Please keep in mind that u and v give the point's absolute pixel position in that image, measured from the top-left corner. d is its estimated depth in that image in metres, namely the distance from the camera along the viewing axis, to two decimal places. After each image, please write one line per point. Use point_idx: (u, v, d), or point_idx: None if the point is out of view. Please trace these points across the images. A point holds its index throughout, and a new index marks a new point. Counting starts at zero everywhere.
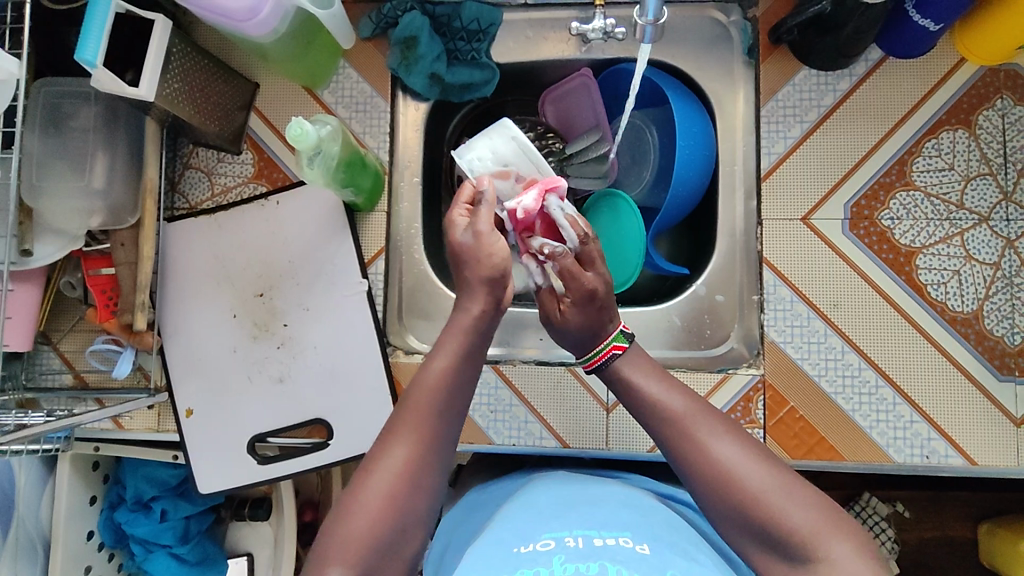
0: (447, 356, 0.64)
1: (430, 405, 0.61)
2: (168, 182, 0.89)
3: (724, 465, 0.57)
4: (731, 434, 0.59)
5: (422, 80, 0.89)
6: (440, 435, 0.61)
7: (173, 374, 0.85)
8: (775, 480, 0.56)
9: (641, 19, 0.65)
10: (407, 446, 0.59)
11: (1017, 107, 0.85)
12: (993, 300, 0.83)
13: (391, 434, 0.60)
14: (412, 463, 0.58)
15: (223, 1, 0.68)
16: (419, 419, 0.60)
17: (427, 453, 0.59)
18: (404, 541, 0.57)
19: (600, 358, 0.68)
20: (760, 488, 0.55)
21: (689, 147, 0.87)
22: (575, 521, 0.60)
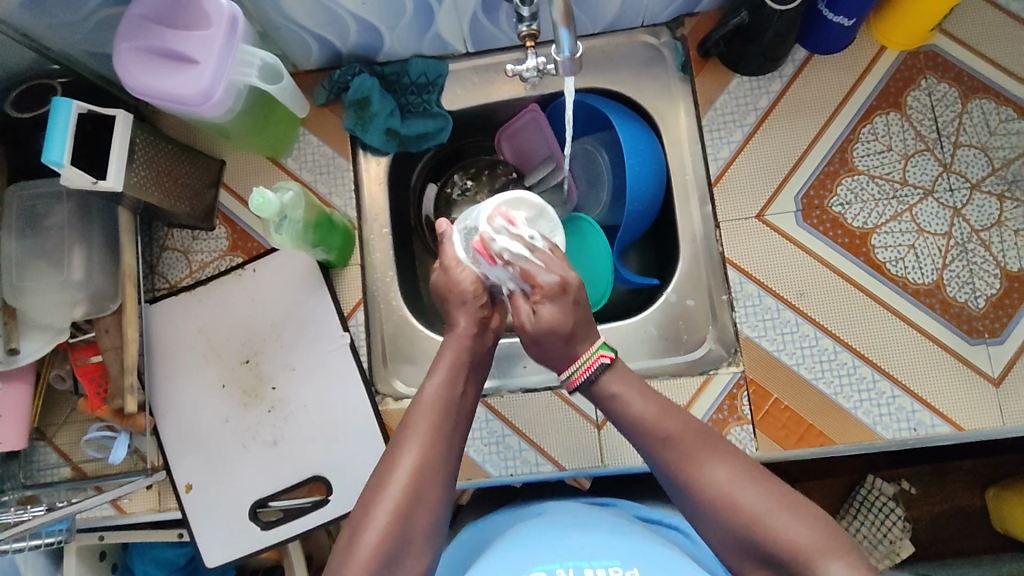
0: (443, 373, 0.68)
1: (433, 417, 0.64)
2: (147, 265, 0.92)
3: (719, 485, 0.60)
4: (725, 457, 0.62)
5: (379, 136, 0.93)
6: (445, 441, 0.64)
7: (169, 451, 0.87)
8: (767, 501, 0.59)
9: (558, 55, 0.65)
10: (417, 454, 0.62)
11: (941, 85, 0.89)
12: (951, 268, 0.86)
13: (400, 445, 0.63)
14: (422, 461, 0.62)
15: (177, 90, 0.71)
16: (431, 426, 0.64)
17: (435, 459, 0.63)
18: (409, 544, 0.59)
19: (585, 370, 0.67)
20: (753, 509, 0.59)
21: (639, 163, 0.91)
22: (565, 549, 0.61)
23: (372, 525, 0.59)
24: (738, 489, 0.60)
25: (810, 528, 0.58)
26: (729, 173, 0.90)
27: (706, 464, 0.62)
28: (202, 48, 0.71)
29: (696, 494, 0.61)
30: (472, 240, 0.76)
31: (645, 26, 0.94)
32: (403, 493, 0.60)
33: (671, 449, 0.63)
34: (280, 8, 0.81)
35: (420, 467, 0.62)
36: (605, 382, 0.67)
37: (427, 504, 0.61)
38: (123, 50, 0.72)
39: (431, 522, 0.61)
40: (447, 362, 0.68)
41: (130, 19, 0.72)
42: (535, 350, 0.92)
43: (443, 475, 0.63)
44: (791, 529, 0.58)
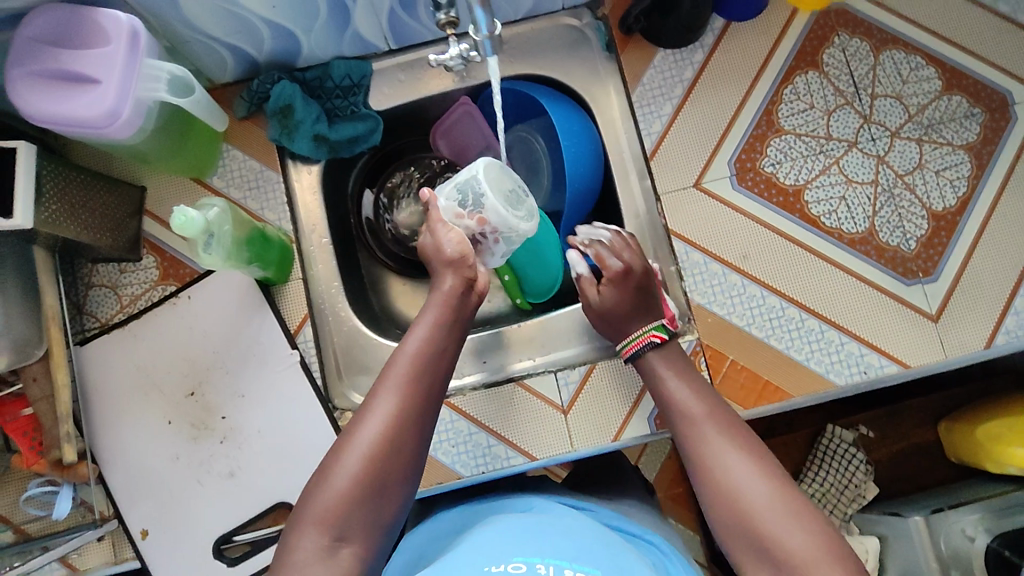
0: (428, 327, 0.69)
1: (414, 366, 0.65)
2: (73, 305, 0.87)
3: (734, 482, 0.62)
4: (752, 460, 0.64)
5: (306, 143, 0.90)
6: (425, 390, 0.65)
7: (119, 499, 0.82)
8: (779, 508, 0.60)
9: (478, 32, 0.65)
10: (395, 399, 0.63)
11: (853, 40, 0.92)
12: (882, 214, 0.88)
13: (378, 392, 0.64)
14: (398, 409, 0.63)
15: (80, 111, 0.67)
16: (408, 375, 0.65)
17: (413, 406, 0.64)
18: (378, 487, 0.61)
19: (637, 343, 0.79)
20: (757, 507, 0.60)
21: (573, 144, 0.92)
22: (545, 546, 0.59)
23: (342, 468, 0.60)
24: (753, 489, 0.61)
25: (808, 527, 0.58)
26: (664, 146, 0.91)
27: (728, 458, 0.64)
28: (108, 68, 0.67)
29: (713, 488, 0.63)
30: (469, 196, 0.83)
31: (566, 9, 0.94)
32: (376, 437, 0.61)
33: (697, 444, 0.67)
34: (186, 20, 0.77)
35: (397, 414, 0.63)
36: (650, 357, 0.78)
37: (399, 449, 0.62)
38: (17, 76, 0.66)
39: (403, 470, 0.62)
40: (431, 316, 0.70)
41: (18, 41, 0.66)
42: (493, 345, 0.91)
43: (419, 424, 0.64)
44: (792, 536, 0.58)
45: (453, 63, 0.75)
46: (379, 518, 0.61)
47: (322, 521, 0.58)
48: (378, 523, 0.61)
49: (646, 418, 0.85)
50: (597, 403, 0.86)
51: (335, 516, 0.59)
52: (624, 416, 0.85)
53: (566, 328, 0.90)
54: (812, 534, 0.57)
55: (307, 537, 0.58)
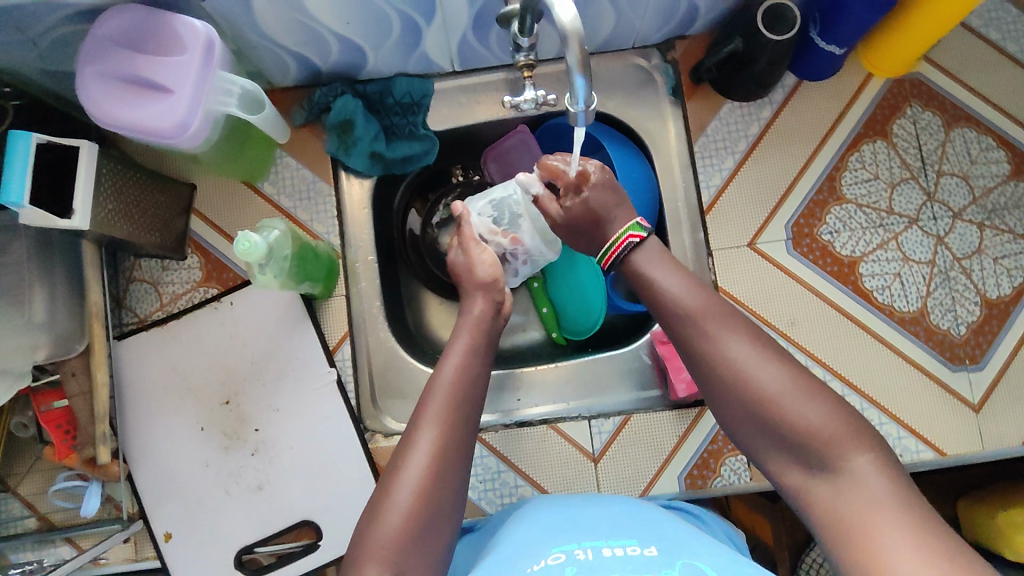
0: (459, 355, 0.69)
1: (451, 395, 0.65)
2: (113, 299, 0.87)
3: (738, 365, 0.62)
4: (744, 334, 0.64)
5: (363, 160, 0.89)
6: (463, 418, 0.65)
7: (146, 500, 0.82)
8: (787, 381, 0.60)
9: (574, 104, 0.57)
10: (436, 430, 0.63)
11: (926, 113, 0.90)
12: (935, 296, 0.88)
13: (418, 424, 0.64)
14: (442, 440, 0.62)
15: (149, 121, 0.66)
16: (447, 404, 0.65)
17: (454, 436, 0.64)
18: (430, 521, 0.59)
19: (615, 247, 0.73)
20: (773, 393, 0.60)
21: (633, 192, 0.90)
22: (581, 533, 0.62)
23: (393, 502, 0.59)
24: (756, 363, 0.62)
25: (833, 416, 0.58)
26: (722, 201, 0.89)
27: (722, 332, 0.64)
28: (181, 77, 0.66)
29: (718, 369, 0.63)
30: (502, 215, 0.90)
31: (636, 48, 0.93)
32: (425, 470, 0.61)
33: (688, 316, 0.66)
34: (255, 24, 0.74)
35: (441, 444, 0.62)
36: (634, 257, 0.72)
37: (445, 480, 0.61)
38: (89, 76, 0.65)
39: (450, 501, 0.61)
40: (461, 345, 0.71)
41: (92, 40, 0.65)
42: (530, 382, 0.90)
43: (461, 454, 0.63)
44: (811, 413, 0.59)
45: (527, 103, 0.71)
46: (435, 551, 0.59)
47: (381, 556, 0.57)
48: (434, 554, 0.59)
49: (675, 475, 0.85)
50: (627, 454, 0.86)
51: (394, 553, 0.57)
52: (655, 470, 0.85)
53: (604, 375, 0.90)
54: (852, 443, 0.57)
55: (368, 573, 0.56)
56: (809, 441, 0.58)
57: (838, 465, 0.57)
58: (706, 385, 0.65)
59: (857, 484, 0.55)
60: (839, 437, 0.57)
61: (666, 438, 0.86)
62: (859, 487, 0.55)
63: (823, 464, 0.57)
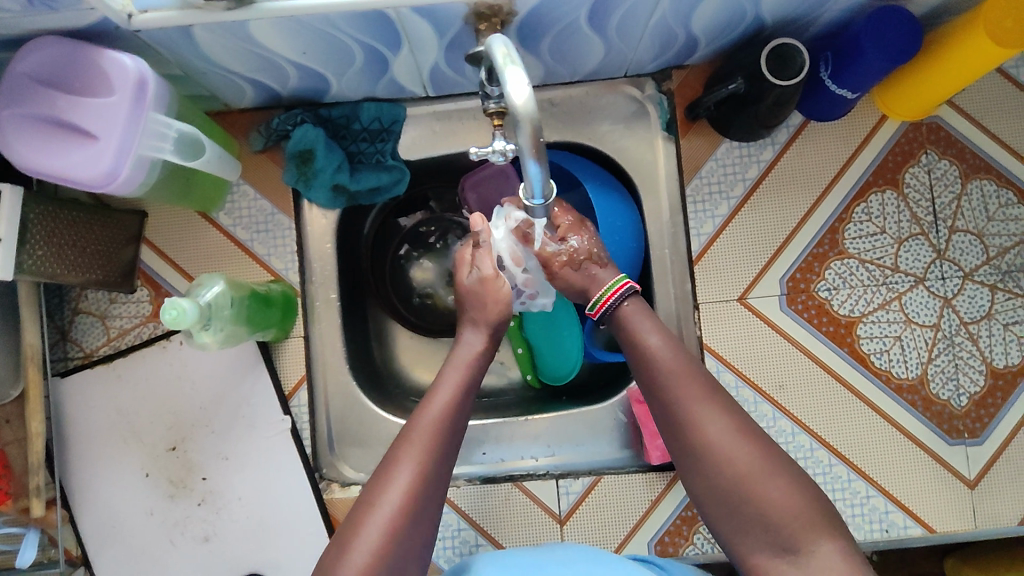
0: (448, 390, 0.64)
1: (437, 434, 0.60)
2: (57, 330, 0.80)
3: (713, 441, 0.58)
4: (719, 403, 0.60)
5: (324, 193, 0.82)
6: (445, 462, 0.60)
7: (88, 546, 0.78)
8: (761, 456, 0.57)
9: (528, 197, 0.53)
10: (415, 471, 0.57)
11: (942, 162, 0.82)
12: (937, 363, 0.81)
13: (395, 460, 0.58)
14: (420, 481, 0.57)
15: (74, 172, 0.60)
16: (429, 442, 0.59)
17: (433, 480, 0.58)
18: (395, 570, 0.54)
19: (613, 293, 0.70)
20: (747, 467, 0.57)
21: (614, 242, 0.84)
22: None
23: (360, 544, 0.54)
24: (730, 435, 0.58)
25: (803, 497, 0.56)
26: (712, 250, 0.82)
27: (695, 400, 0.60)
28: (110, 125, 0.60)
29: (688, 438, 0.60)
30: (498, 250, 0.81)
31: (628, 76, 0.85)
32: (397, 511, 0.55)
33: (661, 376, 0.63)
34: (203, 55, 0.66)
35: (418, 485, 0.57)
36: (626, 311, 0.69)
37: (417, 527, 0.56)
38: (6, 118, 0.59)
39: (420, 550, 0.56)
40: (453, 378, 0.65)
41: (10, 77, 0.58)
42: (498, 435, 0.86)
43: (437, 501, 0.58)
44: (781, 492, 0.56)
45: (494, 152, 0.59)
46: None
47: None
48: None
49: (645, 542, 0.81)
50: (596, 517, 0.81)
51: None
52: (623, 536, 0.80)
53: (576, 430, 0.85)
54: (821, 529, 0.55)
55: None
56: (777, 520, 0.55)
57: (807, 550, 0.54)
58: (681, 455, 0.61)
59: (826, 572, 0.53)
60: (809, 522, 0.55)
61: (637, 503, 0.81)
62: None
63: (791, 548, 0.55)
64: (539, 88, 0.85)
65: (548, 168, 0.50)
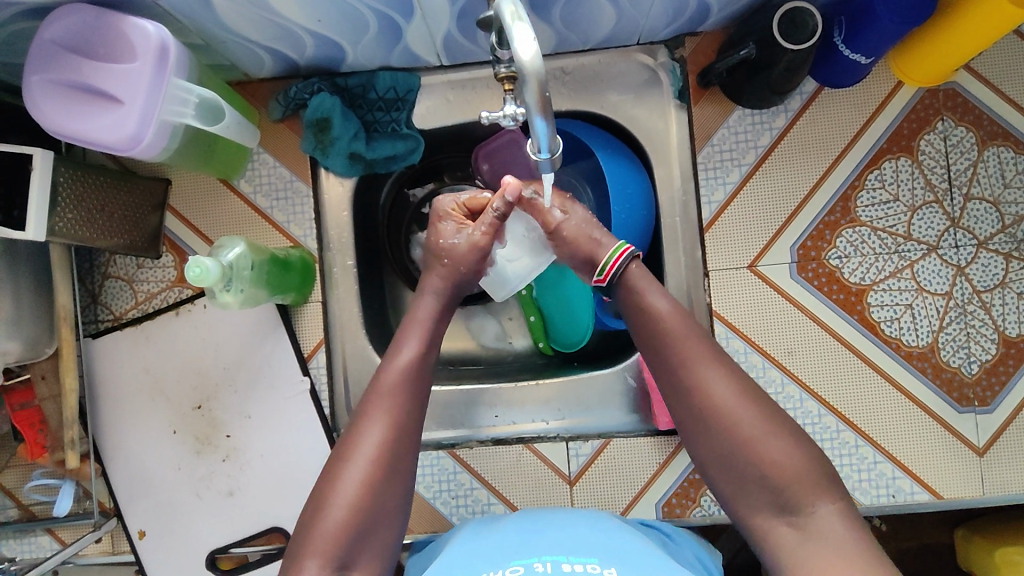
0: (414, 347, 0.68)
1: (396, 394, 0.64)
2: (88, 295, 0.84)
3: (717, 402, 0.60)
4: (726, 372, 0.62)
5: (341, 160, 0.84)
6: (411, 417, 0.64)
7: (119, 498, 0.82)
8: (763, 422, 0.59)
9: (535, 153, 0.54)
10: (381, 430, 0.61)
11: (958, 128, 0.82)
12: (948, 331, 0.81)
13: (364, 416, 0.62)
14: (387, 435, 0.61)
15: (100, 134, 0.63)
16: (393, 398, 0.63)
17: (401, 434, 0.62)
18: (373, 522, 0.58)
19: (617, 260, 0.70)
20: (750, 431, 0.59)
21: (625, 210, 0.84)
22: (544, 547, 0.62)
23: (340, 496, 0.58)
24: (736, 401, 0.60)
25: (804, 458, 0.58)
26: (723, 218, 0.83)
27: (705, 369, 0.62)
28: (133, 91, 0.62)
29: (692, 402, 0.61)
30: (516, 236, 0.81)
31: (641, 44, 0.85)
32: (371, 463, 0.59)
33: (669, 348, 0.64)
34: (221, 22, 0.67)
35: (385, 439, 0.61)
36: (633, 274, 0.69)
37: (393, 477, 0.60)
38: (35, 82, 0.62)
39: (396, 501, 0.60)
40: (417, 338, 0.69)
41: (38, 43, 0.60)
42: (508, 398, 0.88)
43: (404, 454, 0.62)
44: (784, 455, 0.58)
45: (506, 116, 0.58)
46: (380, 552, 0.58)
47: (325, 552, 0.55)
48: (380, 556, 0.58)
49: (652, 503, 0.83)
50: (605, 479, 0.83)
51: (338, 551, 0.56)
52: (631, 497, 0.82)
53: (586, 395, 0.86)
54: (821, 490, 0.56)
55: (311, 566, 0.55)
56: (790, 485, 0.57)
57: (808, 511, 0.56)
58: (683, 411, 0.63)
59: (827, 532, 0.54)
60: (811, 483, 0.57)
61: (645, 466, 0.83)
62: (827, 538, 0.54)
63: (789, 509, 0.56)
64: (551, 56, 0.86)
65: (554, 123, 0.51)
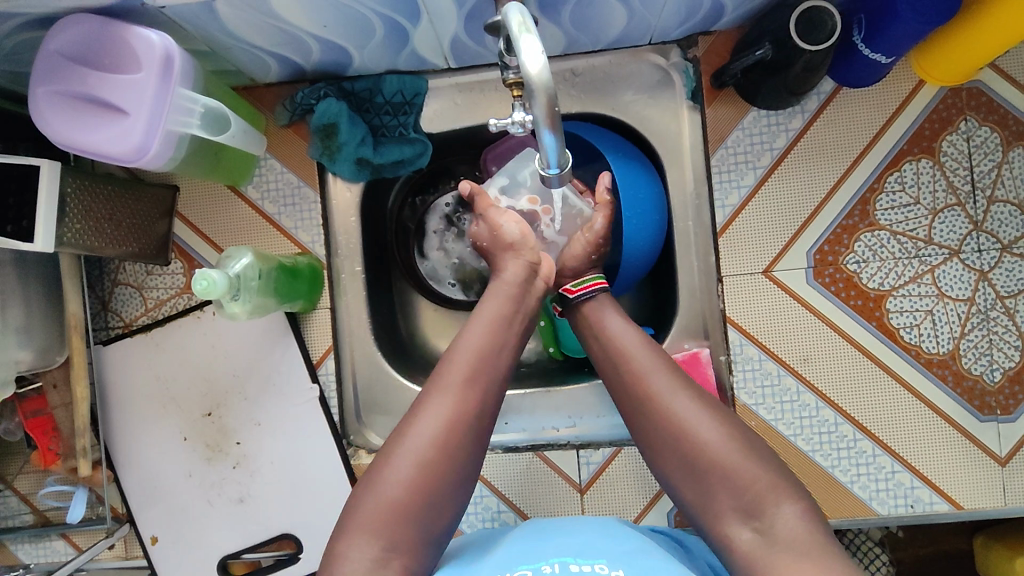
0: (486, 325, 0.65)
1: (472, 363, 0.61)
2: (99, 302, 0.84)
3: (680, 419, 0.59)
4: (680, 381, 0.62)
5: (349, 166, 0.84)
6: (482, 397, 0.60)
7: (132, 505, 0.83)
8: (718, 426, 0.58)
9: (541, 164, 0.53)
10: (450, 401, 0.59)
11: (982, 129, 0.79)
12: (969, 338, 0.79)
13: (429, 393, 0.60)
14: (455, 413, 0.58)
15: (105, 146, 0.62)
16: (466, 376, 0.60)
17: (468, 414, 0.59)
18: (430, 498, 0.56)
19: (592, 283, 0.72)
20: (705, 435, 0.58)
21: (637, 215, 0.82)
22: (553, 550, 0.62)
23: (393, 476, 0.56)
24: (688, 406, 0.60)
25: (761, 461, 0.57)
26: (737, 223, 0.81)
27: (655, 379, 0.62)
28: (139, 99, 0.62)
29: (658, 428, 0.60)
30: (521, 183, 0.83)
31: (652, 44, 0.83)
32: (433, 443, 0.57)
33: (625, 364, 0.64)
34: (227, 29, 0.67)
35: (451, 418, 0.58)
36: (601, 300, 0.71)
37: (454, 458, 0.57)
38: (41, 94, 0.61)
39: (457, 477, 0.57)
40: (490, 313, 0.66)
41: (43, 54, 0.60)
42: (518, 405, 0.87)
43: (475, 427, 0.59)
44: (740, 458, 0.57)
45: (513, 124, 0.57)
46: (430, 532, 0.56)
47: (371, 530, 0.54)
48: (428, 538, 0.56)
49: (664, 511, 0.82)
50: (616, 487, 0.82)
51: (385, 529, 0.54)
52: (642, 506, 0.82)
53: (596, 403, 0.85)
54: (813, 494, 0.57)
55: (356, 548, 0.53)
56: (801, 503, 0.55)
57: (769, 513, 0.54)
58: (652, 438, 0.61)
59: (787, 534, 0.53)
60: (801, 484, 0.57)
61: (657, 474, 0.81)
62: (792, 534, 0.52)
63: None
64: (561, 57, 0.84)
65: (563, 137, 0.50)
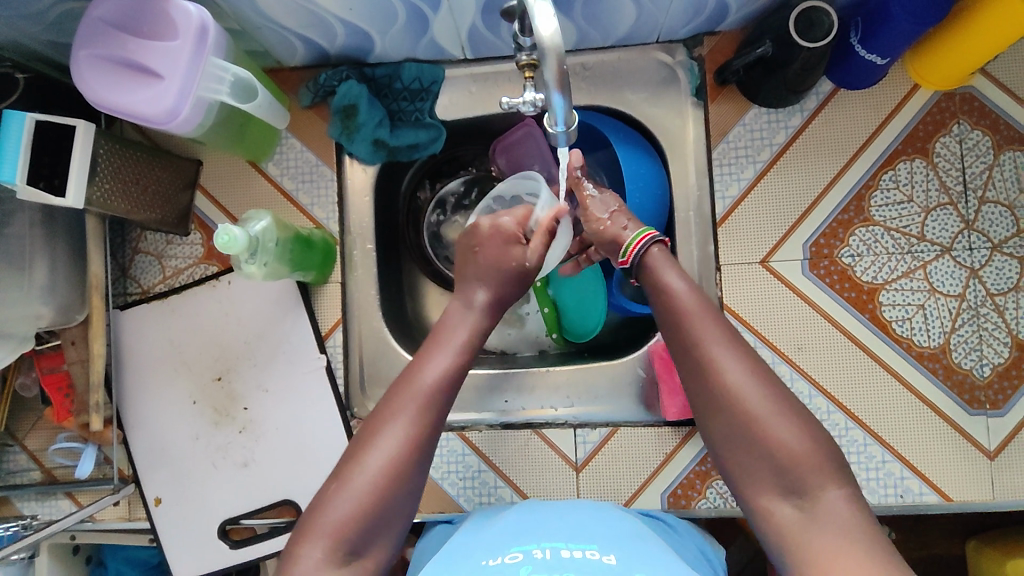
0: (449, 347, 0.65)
1: (432, 385, 0.61)
2: (119, 268, 0.87)
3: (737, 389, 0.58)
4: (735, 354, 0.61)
5: (365, 146, 0.88)
6: (436, 422, 0.60)
7: (139, 465, 0.85)
8: (777, 408, 0.57)
9: (552, 125, 0.56)
10: (408, 426, 0.58)
11: (974, 132, 0.82)
12: (960, 333, 0.81)
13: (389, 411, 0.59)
14: (408, 437, 0.58)
15: (137, 107, 0.66)
16: (422, 400, 0.60)
17: (421, 438, 0.58)
18: (379, 519, 0.56)
19: (640, 243, 0.69)
20: (763, 415, 0.57)
21: (640, 190, 0.86)
22: (543, 537, 0.61)
23: (347, 492, 0.55)
24: (746, 380, 0.59)
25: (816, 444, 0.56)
26: (736, 213, 0.84)
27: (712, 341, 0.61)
28: (170, 66, 0.66)
29: (717, 396, 0.59)
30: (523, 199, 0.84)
31: (660, 42, 0.87)
32: (386, 465, 0.56)
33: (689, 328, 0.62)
34: (258, 8, 0.71)
35: (406, 440, 0.58)
36: (656, 254, 0.68)
37: (405, 480, 0.57)
38: (82, 56, 0.65)
39: (407, 501, 0.57)
40: (454, 337, 0.66)
41: (89, 21, 0.65)
42: (519, 384, 0.89)
43: (428, 454, 0.59)
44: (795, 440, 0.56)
45: (525, 103, 0.61)
46: (381, 546, 0.56)
47: (328, 543, 0.54)
48: (383, 549, 0.56)
49: (658, 491, 0.83)
50: (611, 467, 0.84)
51: (338, 540, 0.54)
52: (636, 486, 0.83)
53: (596, 384, 0.88)
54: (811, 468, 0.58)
55: (309, 553, 0.53)
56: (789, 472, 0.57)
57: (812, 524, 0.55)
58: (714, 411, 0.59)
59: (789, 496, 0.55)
60: None
61: (651, 454, 0.83)
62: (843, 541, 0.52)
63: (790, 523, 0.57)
64: (572, 52, 0.89)
65: (571, 96, 0.53)
